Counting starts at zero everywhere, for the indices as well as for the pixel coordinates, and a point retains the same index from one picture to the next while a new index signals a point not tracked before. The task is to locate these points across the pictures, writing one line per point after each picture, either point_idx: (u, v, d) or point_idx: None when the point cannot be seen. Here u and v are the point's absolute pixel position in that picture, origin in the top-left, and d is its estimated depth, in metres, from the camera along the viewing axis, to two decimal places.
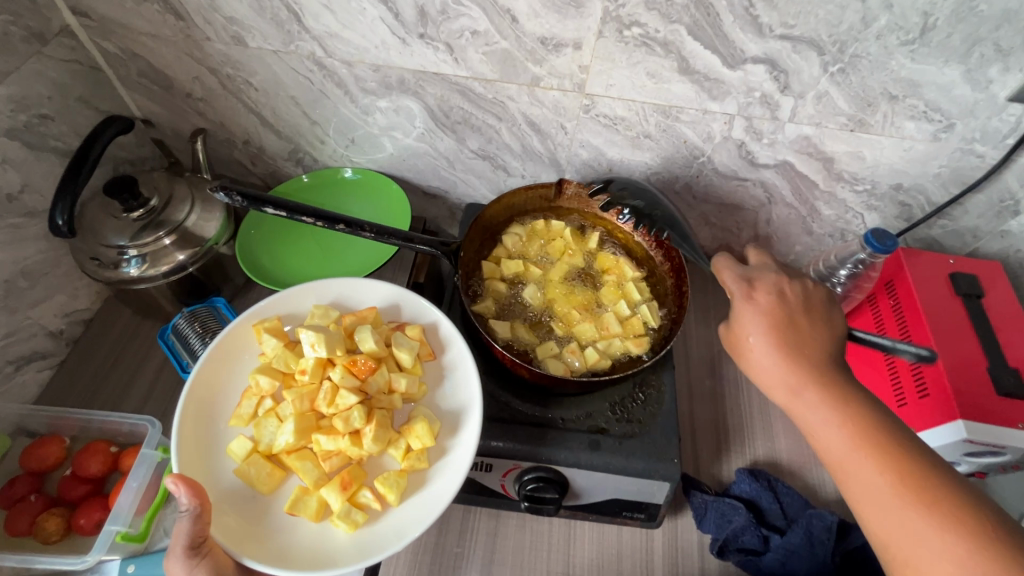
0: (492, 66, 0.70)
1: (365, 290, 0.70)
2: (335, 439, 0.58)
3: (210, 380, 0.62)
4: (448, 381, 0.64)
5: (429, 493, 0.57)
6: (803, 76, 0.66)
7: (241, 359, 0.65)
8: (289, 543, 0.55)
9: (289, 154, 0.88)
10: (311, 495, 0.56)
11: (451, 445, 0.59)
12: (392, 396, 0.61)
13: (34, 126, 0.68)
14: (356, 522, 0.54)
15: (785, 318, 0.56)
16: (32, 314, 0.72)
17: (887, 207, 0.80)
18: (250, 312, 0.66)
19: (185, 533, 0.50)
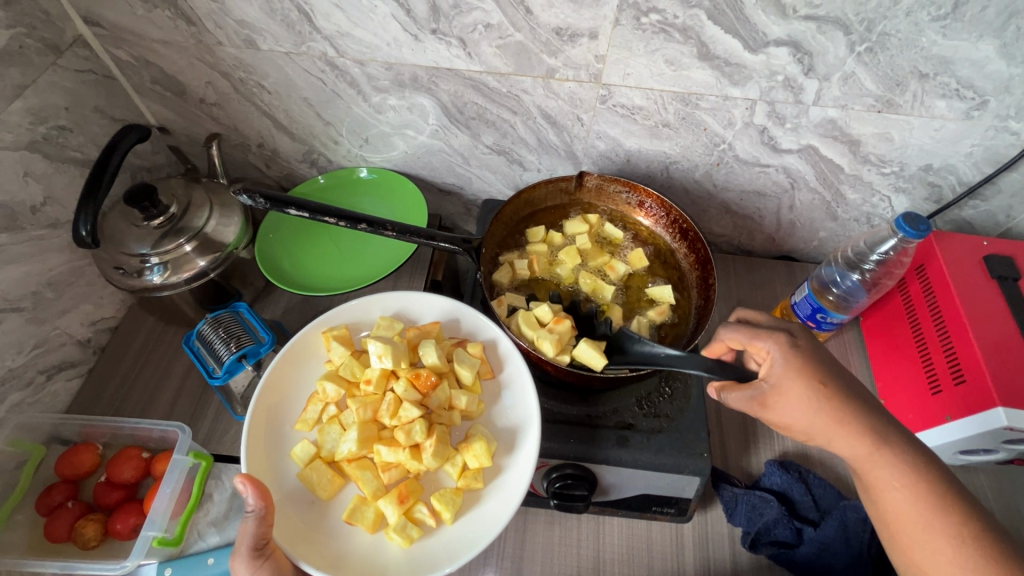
0: (506, 59, 0.69)
1: (427, 302, 0.69)
2: (396, 450, 0.57)
3: (279, 382, 0.63)
4: (507, 396, 0.63)
5: (485, 512, 0.56)
6: (828, 58, 0.63)
7: (307, 364, 0.65)
8: (342, 550, 0.55)
9: (303, 155, 0.88)
10: (369, 505, 0.56)
11: (508, 465, 0.59)
12: (453, 412, 0.61)
13: (53, 137, 0.69)
14: (412, 537, 0.54)
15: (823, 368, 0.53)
16: (60, 324, 0.73)
17: (916, 189, 0.78)
18: (318, 319, 0.67)
19: (250, 534, 0.50)
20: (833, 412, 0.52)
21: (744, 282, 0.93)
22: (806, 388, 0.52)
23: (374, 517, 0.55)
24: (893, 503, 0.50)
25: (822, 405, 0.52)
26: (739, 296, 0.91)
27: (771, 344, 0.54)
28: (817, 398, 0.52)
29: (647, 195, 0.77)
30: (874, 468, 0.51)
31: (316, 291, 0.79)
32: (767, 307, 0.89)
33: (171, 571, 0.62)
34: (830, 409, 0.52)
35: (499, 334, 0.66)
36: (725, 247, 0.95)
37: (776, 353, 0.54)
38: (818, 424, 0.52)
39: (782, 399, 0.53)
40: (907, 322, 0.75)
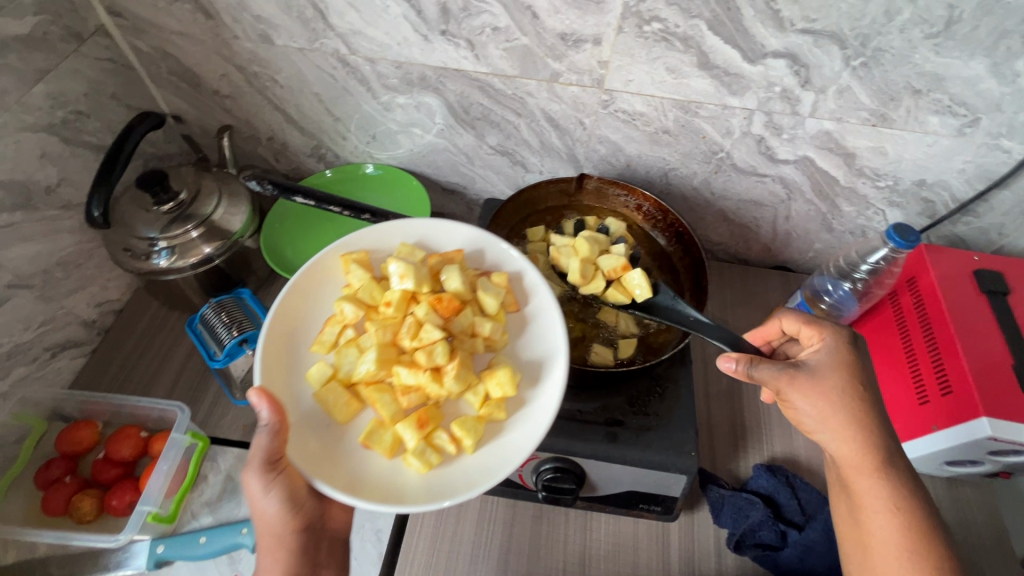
0: (512, 62, 0.71)
1: (451, 231, 0.68)
2: (416, 373, 0.57)
3: (296, 305, 0.63)
4: (533, 329, 0.62)
5: (507, 444, 0.56)
6: (824, 71, 0.65)
7: (324, 288, 0.65)
8: (359, 472, 0.54)
9: (312, 150, 0.90)
10: (387, 429, 0.56)
11: (533, 397, 0.58)
12: (476, 339, 0.61)
13: (70, 121, 0.71)
14: (430, 463, 0.54)
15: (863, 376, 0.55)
16: (67, 303, 0.75)
17: (909, 203, 0.80)
18: (336, 244, 0.66)
19: (263, 449, 0.51)
20: (859, 416, 0.53)
21: (739, 290, 0.94)
22: (845, 384, 0.54)
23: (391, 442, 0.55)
24: (869, 510, 0.53)
25: (851, 403, 0.53)
26: (734, 304, 0.93)
27: (827, 335, 0.57)
28: (850, 395, 0.54)
29: (645, 199, 0.79)
30: (867, 477, 0.53)
31: None
32: (761, 315, 0.91)
33: (163, 548, 0.63)
34: (857, 412, 0.53)
35: (525, 265, 0.65)
36: (721, 255, 0.96)
37: (829, 343, 0.56)
38: (833, 422, 0.53)
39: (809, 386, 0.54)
40: (894, 334, 0.76)
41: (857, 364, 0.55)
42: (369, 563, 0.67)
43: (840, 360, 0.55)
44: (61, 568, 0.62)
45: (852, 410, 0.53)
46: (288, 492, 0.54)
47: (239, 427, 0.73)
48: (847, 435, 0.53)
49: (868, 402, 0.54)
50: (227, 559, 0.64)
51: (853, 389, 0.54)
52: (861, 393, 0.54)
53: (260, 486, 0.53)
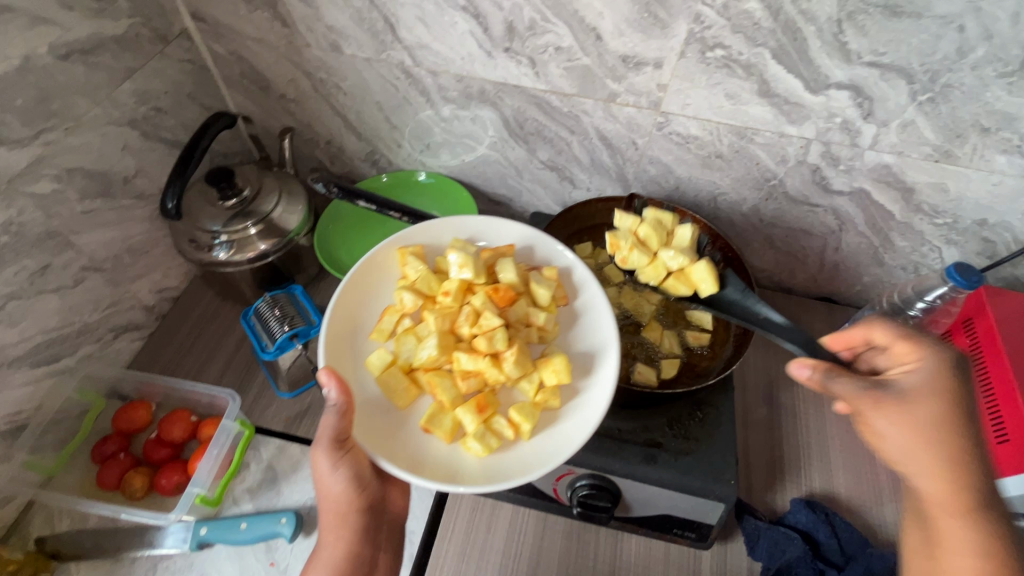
0: (572, 81, 0.72)
1: (501, 229, 0.72)
2: (476, 358, 0.59)
3: (356, 296, 0.67)
4: (581, 326, 0.65)
5: (562, 432, 0.58)
6: (889, 104, 0.65)
7: (383, 281, 0.69)
8: (420, 454, 0.57)
9: (366, 155, 0.93)
10: (447, 414, 0.58)
11: (585, 387, 0.61)
12: (531, 329, 0.63)
13: (150, 117, 0.75)
14: (490, 447, 0.56)
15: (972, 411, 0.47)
16: (132, 287, 0.78)
17: (968, 242, 0.77)
18: (394, 237, 0.70)
19: (331, 427, 0.54)
20: (953, 450, 0.45)
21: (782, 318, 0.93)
22: (942, 411, 0.46)
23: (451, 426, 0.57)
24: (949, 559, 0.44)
25: (938, 431, 0.46)
26: None
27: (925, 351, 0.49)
28: (946, 423, 0.46)
29: (694, 221, 0.79)
30: (954, 520, 0.45)
31: None
32: None
33: (206, 530, 0.65)
34: (952, 444, 0.46)
35: (573, 261, 0.69)
36: (765, 282, 0.95)
37: (930, 361, 0.49)
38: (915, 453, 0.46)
39: (894, 404, 0.47)
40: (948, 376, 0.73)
41: (968, 394, 0.47)
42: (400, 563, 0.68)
43: (942, 383, 0.47)
44: (110, 540, 0.65)
45: (946, 440, 0.46)
46: (354, 471, 0.57)
47: (282, 419, 0.75)
48: (936, 467, 0.46)
49: (962, 432, 0.46)
50: (265, 547, 0.66)
51: (952, 419, 0.46)
52: (962, 426, 0.46)
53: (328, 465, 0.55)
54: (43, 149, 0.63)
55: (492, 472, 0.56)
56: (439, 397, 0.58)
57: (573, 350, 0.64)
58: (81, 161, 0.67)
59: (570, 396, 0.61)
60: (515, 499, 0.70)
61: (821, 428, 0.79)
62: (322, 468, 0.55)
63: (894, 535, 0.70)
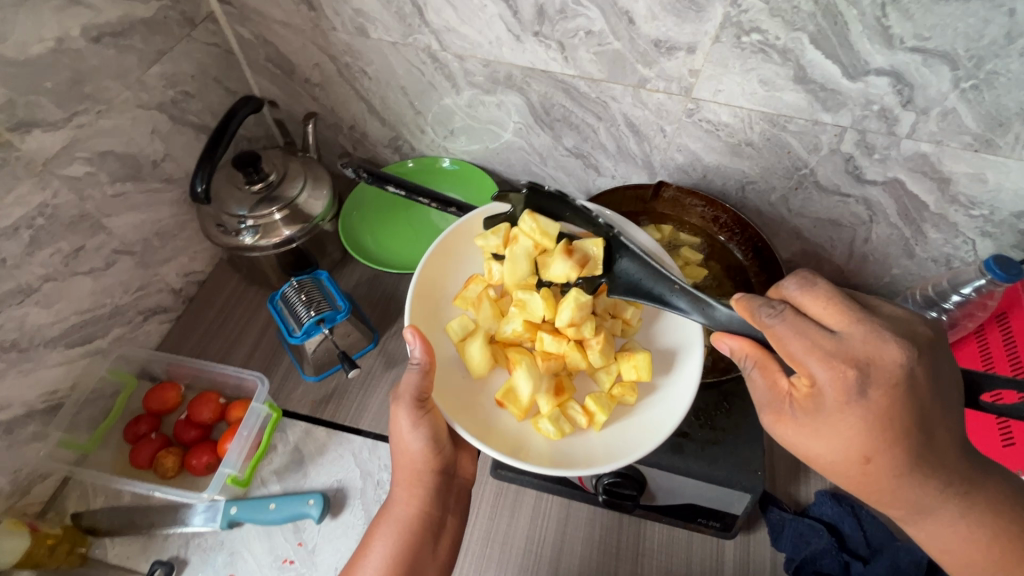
0: (601, 66, 0.71)
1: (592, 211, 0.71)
2: (560, 341, 0.61)
3: (444, 262, 0.69)
4: (665, 321, 0.67)
5: (633, 426, 0.59)
6: (930, 91, 0.63)
7: (471, 249, 0.71)
8: (492, 423, 0.60)
9: (390, 141, 0.93)
10: (522, 391, 0.61)
11: (665, 385, 0.61)
12: (617, 320, 0.64)
13: (178, 101, 0.75)
14: (563, 431, 0.58)
15: (880, 442, 0.44)
16: (161, 271, 0.79)
17: (1004, 235, 0.75)
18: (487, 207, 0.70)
19: (413, 385, 0.57)
20: (860, 482, 0.46)
21: None
22: (843, 452, 0.45)
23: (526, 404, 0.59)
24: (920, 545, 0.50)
25: (821, 449, 0.46)
26: None
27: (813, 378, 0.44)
28: (850, 455, 0.45)
29: (723, 211, 0.78)
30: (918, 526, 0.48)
31: (391, 268, 0.84)
32: None
33: (237, 509, 0.66)
34: (854, 473, 0.46)
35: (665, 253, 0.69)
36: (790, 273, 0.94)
37: (828, 392, 0.44)
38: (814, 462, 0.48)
39: (800, 434, 0.47)
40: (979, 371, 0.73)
41: (874, 427, 0.43)
42: None
43: (844, 425, 0.44)
44: (144, 516, 0.66)
45: (850, 473, 0.46)
46: (433, 431, 0.58)
47: (308, 402, 0.76)
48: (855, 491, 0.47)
49: (844, 452, 0.45)
50: (293, 527, 0.67)
51: (851, 456, 0.45)
52: (862, 461, 0.45)
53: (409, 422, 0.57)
54: (77, 132, 0.63)
55: (559, 455, 0.58)
56: (518, 373, 0.61)
57: (656, 347, 0.65)
58: (112, 144, 0.67)
59: (647, 392, 0.62)
60: (539, 485, 0.70)
61: None
62: (402, 422, 0.58)
63: None
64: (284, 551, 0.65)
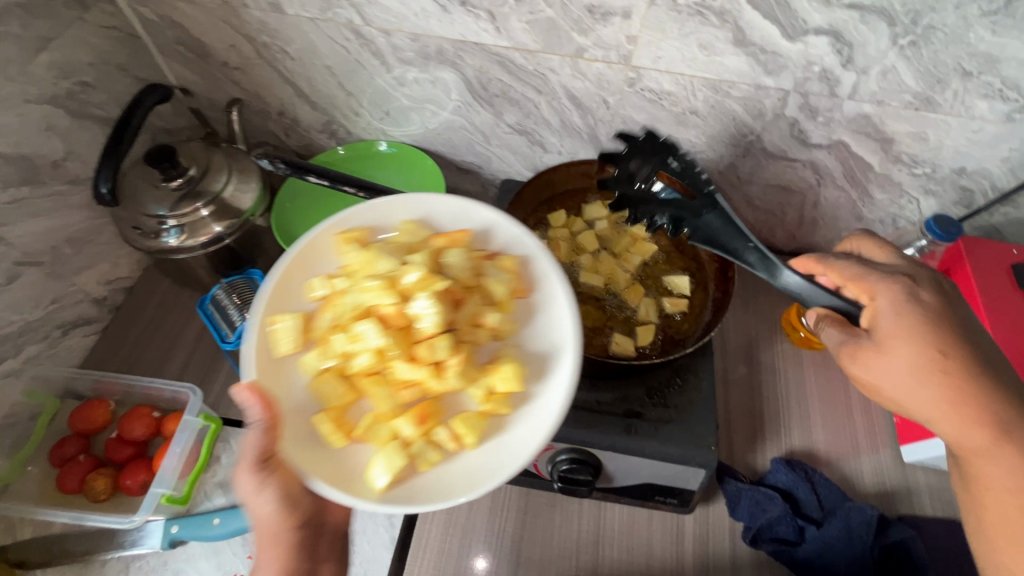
0: (535, 36, 0.67)
1: (465, 209, 0.62)
2: (415, 368, 0.52)
3: (283, 286, 0.57)
4: (542, 318, 0.57)
5: (510, 440, 0.52)
6: (869, 49, 0.61)
7: (317, 263, 0.59)
8: (352, 468, 0.51)
9: (323, 126, 0.88)
10: (382, 425, 0.51)
11: (539, 392, 0.54)
12: (481, 329, 0.55)
13: (75, 93, 0.68)
14: (432, 461, 0.51)
15: (951, 339, 0.49)
16: (77, 280, 0.73)
17: (946, 192, 0.75)
18: (330, 220, 0.60)
19: (254, 446, 0.49)
20: (934, 398, 0.49)
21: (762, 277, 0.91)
22: (915, 361, 0.49)
23: (388, 437, 0.51)
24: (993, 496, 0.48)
25: (911, 372, 0.49)
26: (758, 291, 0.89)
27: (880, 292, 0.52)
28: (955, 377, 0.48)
29: None
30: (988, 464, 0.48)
31: None
32: (783, 301, 0.86)
33: (178, 528, 0.63)
34: (944, 387, 0.48)
35: (535, 248, 0.59)
36: None
37: (886, 300, 0.51)
38: (900, 388, 0.50)
39: (881, 358, 0.50)
40: None
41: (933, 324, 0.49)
42: (381, 546, 0.67)
43: (902, 333, 0.50)
44: (78, 543, 0.63)
45: (944, 386, 0.48)
46: (283, 490, 0.51)
47: None
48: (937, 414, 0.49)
49: (942, 363, 0.48)
50: (242, 540, 0.64)
51: (943, 367, 0.48)
52: (946, 356, 0.48)
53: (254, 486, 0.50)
54: None
55: (431, 489, 0.50)
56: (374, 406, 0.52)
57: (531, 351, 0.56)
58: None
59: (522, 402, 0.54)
60: None
61: (800, 386, 0.79)
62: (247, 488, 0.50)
63: (871, 487, 0.71)
64: (233, 566, 0.62)
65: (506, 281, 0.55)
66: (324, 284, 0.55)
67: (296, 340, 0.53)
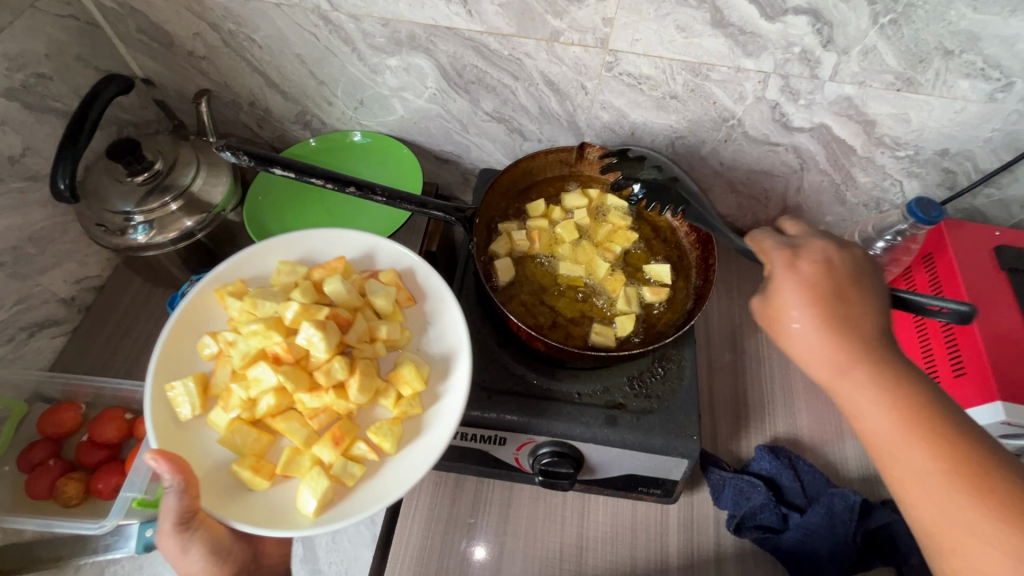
0: (509, 19, 0.65)
1: (329, 239, 0.66)
2: (318, 395, 0.55)
3: (177, 353, 0.58)
4: (432, 326, 0.62)
5: (428, 439, 0.55)
6: (849, 29, 0.60)
7: (208, 324, 0.61)
8: (284, 504, 0.52)
9: (296, 116, 0.85)
10: (304, 453, 0.54)
11: (445, 389, 0.57)
12: (376, 344, 0.59)
13: (31, 85, 0.66)
14: (356, 475, 0.52)
15: (850, 308, 0.49)
16: (42, 280, 0.71)
17: (929, 174, 0.75)
18: (210, 277, 0.61)
19: (173, 511, 0.48)
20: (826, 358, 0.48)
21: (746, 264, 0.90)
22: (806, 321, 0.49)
23: (309, 463, 0.53)
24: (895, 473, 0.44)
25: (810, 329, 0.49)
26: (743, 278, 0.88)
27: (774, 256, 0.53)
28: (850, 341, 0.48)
29: None
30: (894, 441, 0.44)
31: None
32: None
33: (153, 531, 0.61)
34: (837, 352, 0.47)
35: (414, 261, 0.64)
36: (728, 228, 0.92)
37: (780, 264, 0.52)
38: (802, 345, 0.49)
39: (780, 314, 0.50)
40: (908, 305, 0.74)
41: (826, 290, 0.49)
42: (363, 545, 0.66)
43: (793, 292, 0.50)
44: (49, 550, 0.62)
45: (838, 351, 0.48)
46: (212, 543, 0.51)
47: None
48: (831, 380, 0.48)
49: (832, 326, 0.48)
50: None
51: (834, 331, 0.48)
52: (841, 322, 0.48)
53: (179, 547, 0.50)
54: None
55: (364, 498, 0.52)
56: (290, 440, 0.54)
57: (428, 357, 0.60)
58: None
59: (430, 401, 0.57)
60: (476, 470, 0.68)
61: (785, 372, 0.78)
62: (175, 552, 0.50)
63: (854, 472, 0.71)
64: None
65: (387, 292, 0.60)
66: (215, 341, 0.57)
67: (196, 401, 0.54)
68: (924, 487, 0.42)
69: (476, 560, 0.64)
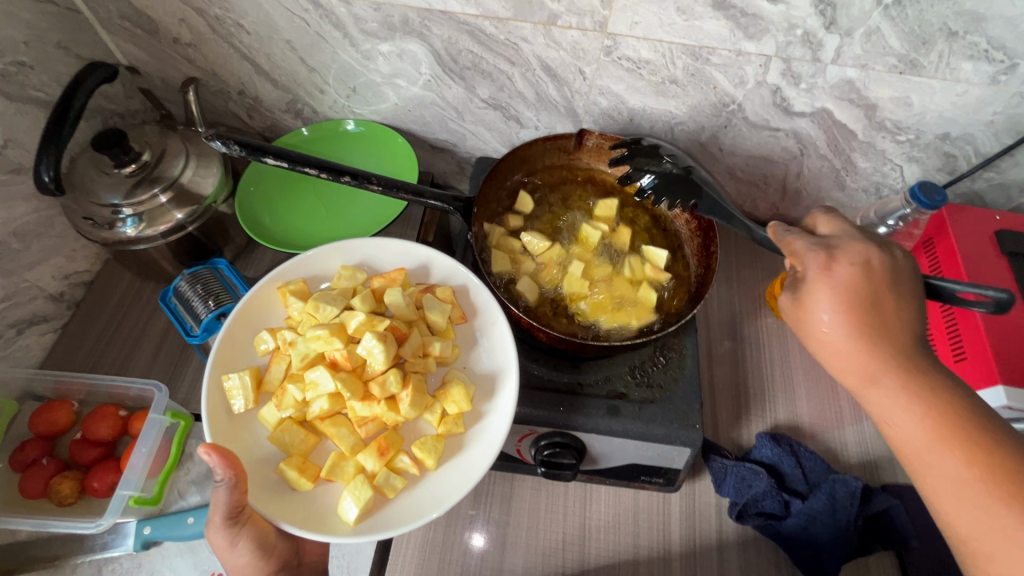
0: (504, 3, 0.63)
1: (388, 249, 0.67)
2: (370, 404, 0.56)
3: (235, 345, 0.60)
4: (482, 344, 0.62)
5: (468, 457, 0.55)
6: (852, 10, 0.59)
7: (266, 320, 0.62)
8: (325, 508, 0.53)
9: (287, 105, 0.83)
10: (348, 460, 0.54)
11: (489, 408, 0.57)
12: (428, 359, 0.59)
13: (11, 74, 0.63)
14: (396, 488, 0.53)
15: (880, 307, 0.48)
16: (29, 276, 0.69)
17: (930, 159, 0.74)
18: (272, 275, 0.63)
19: (223, 503, 0.48)
20: (844, 359, 0.48)
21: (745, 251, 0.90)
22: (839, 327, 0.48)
23: (353, 472, 0.54)
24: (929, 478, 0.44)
25: (841, 332, 0.48)
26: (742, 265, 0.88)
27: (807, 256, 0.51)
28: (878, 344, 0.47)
29: None
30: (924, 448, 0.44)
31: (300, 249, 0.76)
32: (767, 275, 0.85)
33: (151, 529, 0.60)
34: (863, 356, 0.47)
35: (468, 277, 0.65)
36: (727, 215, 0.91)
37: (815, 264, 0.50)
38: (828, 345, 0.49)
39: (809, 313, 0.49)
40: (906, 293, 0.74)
41: (862, 292, 0.48)
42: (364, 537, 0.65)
43: (825, 294, 0.48)
44: (46, 549, 0.61)
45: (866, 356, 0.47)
46: (258, 539, 0.51)
47: None
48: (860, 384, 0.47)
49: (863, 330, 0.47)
50: None
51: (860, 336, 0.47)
52: (872, 319, 0.47)
53: (227, 541, 0.50)
54: None
55: (400, 513, 0.53)
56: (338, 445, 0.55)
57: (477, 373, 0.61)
58: None
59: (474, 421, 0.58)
60: None
61: (785, 359, 0.78)
62: (222, 544, 0.50)
63: (855, 457, 0.71)
64: (211, 564, 0.60)
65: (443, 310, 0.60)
66: (273, 338, 0.59)
67: (251, 395, 0.56)
68: (953, 486, 0.42)
69: (475, 547, 0.64)
